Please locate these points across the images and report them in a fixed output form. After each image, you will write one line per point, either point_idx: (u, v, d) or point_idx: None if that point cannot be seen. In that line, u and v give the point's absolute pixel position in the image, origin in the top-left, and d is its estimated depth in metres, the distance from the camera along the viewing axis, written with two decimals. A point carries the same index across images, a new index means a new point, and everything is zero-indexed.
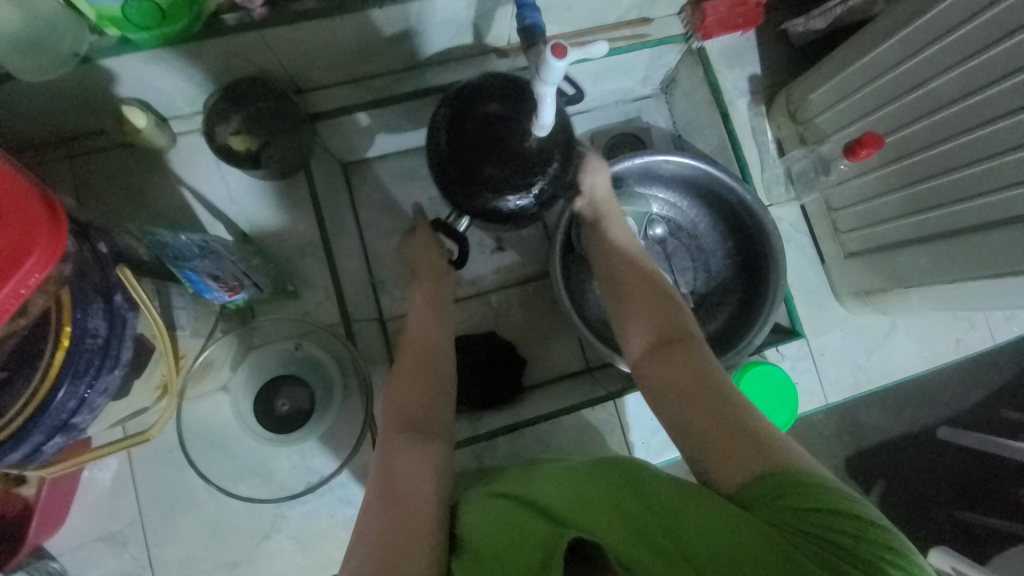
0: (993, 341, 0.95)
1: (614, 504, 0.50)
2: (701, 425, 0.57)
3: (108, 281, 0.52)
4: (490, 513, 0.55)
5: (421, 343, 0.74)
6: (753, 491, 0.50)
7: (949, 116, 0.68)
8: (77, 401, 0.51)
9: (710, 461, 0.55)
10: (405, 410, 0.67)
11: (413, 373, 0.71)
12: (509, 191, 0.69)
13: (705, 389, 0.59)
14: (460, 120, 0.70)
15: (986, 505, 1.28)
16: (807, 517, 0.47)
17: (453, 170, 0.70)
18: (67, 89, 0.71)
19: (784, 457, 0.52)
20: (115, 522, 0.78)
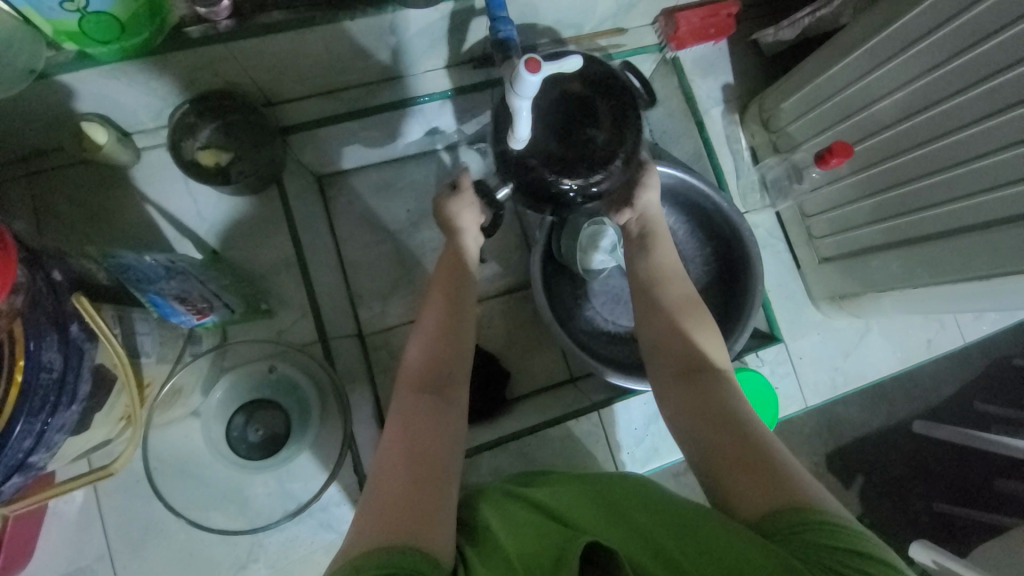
0: (963, 340, 0.98)
1: (627, 521, 0.49)
2: (723, 457, 0.56)
3: (63, 311, 0.50)
4: (503, 519, 0.51)
5: (434, 325, 0.67)
6: (770, 524, 0.49)
7: (916, 125, 0.70)
8: (34, 439, 0.48)
9: (731, 493, 0.54)
10: (419, 400, 0.60)
11: (432, 361, 0.64)
12: (569, 174, 0.64)
13: (728, 422, 0.59)
14: (549, 90, 0.66)
15: (960, 497, 1.31)
16: (828, 553, 0.44)
17: (522, 133, 0.65)
18: (22, 105, 0.67)
19: (805, 495, 0.50)
20: (81, 558, 0.74)
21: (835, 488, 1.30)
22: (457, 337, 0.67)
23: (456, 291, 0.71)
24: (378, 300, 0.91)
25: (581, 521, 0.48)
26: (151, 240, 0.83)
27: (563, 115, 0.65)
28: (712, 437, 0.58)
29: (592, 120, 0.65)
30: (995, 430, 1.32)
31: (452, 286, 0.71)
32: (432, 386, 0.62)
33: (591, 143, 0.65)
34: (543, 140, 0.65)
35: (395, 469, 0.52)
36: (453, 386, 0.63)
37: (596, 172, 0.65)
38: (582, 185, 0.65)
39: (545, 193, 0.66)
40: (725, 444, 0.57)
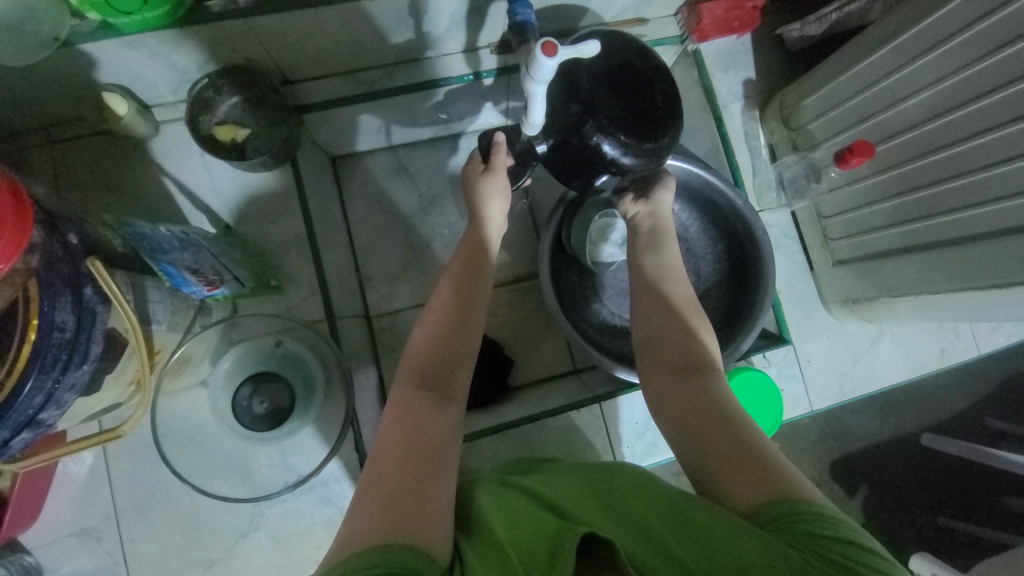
0: (978, 351, 0.95)
1: (620, 514, 0.48)
2: (713, 452, 0.56)
3: (77, 273, 0.51)
4: (495, 507, 0.52)
5: (439, 312, 0.68)
6: (764, 515, 0.48)
7: (941, 127, 0.68)
8: (44, 397, 0.49)
9: (721, 487, 0.53)
10: (420, 390, 0.60)
11: (432, 346, 0.64)
12: (619, 137, 0.65)
13: (720, 419, 0.58)
14: (614, 59, 0.67)
15: (966, 511, 1.29)
16: (818, 543, 0.44)
17: (584, 86, 0.66)
18: (46, 73, 0.69)
19: (795, 487, 0.50)
20: (90, 517, 0.76)
21: (838, 496, 1.28)
22: (464, 324, 0.67)
23: (463, 278, 0.70)
24: (385, 283, 0.92)
25: (572, 510, 0.49)
26: (167, 212, 0.84)
27: (624, 83, 0.67)
28: (703, 434, 0.58)
29: (652, 96, 0.67)
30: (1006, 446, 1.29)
31: (458, 273, 0.71)
32: (434, 375, 0.62)
33: (645, 117, 0.67)
34: (602, 98, 0.66)
35: (393, 458, 0.53)
36: (454, 373, 0.63)
37: (642, 144, 0.66)
38: (625, 153, 0.66)
39: (588, 148, 0.66)
40: (716, 439, 0.57)
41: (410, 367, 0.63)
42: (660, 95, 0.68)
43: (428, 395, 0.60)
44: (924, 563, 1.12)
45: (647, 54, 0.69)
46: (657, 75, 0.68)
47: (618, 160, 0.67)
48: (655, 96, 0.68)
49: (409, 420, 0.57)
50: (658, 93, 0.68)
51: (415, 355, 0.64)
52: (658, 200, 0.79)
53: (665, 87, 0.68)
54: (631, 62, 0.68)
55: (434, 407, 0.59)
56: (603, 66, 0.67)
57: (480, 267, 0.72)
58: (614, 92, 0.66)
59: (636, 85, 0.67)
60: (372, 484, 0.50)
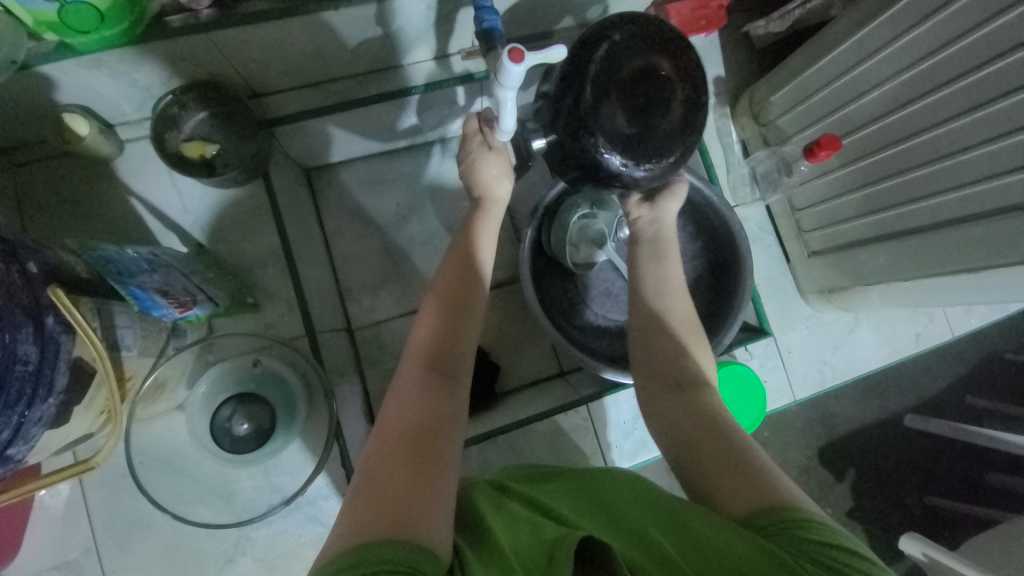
0: (952, 333, 0.98)
1: (615, 521, 0.48)
2: (707, 458, 0.56)
3: (38, 303, 0.49)
4: (487, 518, 0.51)
5: (439, 305, 0.65)
6: (757, 522, 0.49)
7: (907, 116, 0.69)
8: (10, 433, 0.47)
9: (713, 490, 0.54)
10: (422, 385, 0.58)
11: (429, 345, 0.63)
12: (621, 154, 0.57)
13: (715, 431, 0.59)
14: (629, 51, 0.56)
15: (950, 489, 1.33)
16: (811, 548, 0.45)
17: (588, 91, 0.56)
18: (2, 96, 0.67)
19: (788, 494, 0.51)
20: (68, 551, 0.74)
21: (828, 482, 1.30)
22: (462, 327, 0.65)
23: (458, 274, 0.68)
24: (366, 295, 0.92)
25: (570, 516, 0.48)
26: (136, 233, 0.82)
27: (637, 85, 0.56)
28: (696, 441, 0.59)
29: (669, 103, 0.57)
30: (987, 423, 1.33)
31: (453, 269, 0.69)
32: (441, 364, 0.61)
33: (657, 130, 0.58)
34: (608, 105, 0.56)
35: (386, 470, 0.50)
36: (457, 367, 0.62)
37: (649, 161, 0.58)
38: (629, 169, 0.58)
39: (586, 163, 0.59)
40: (710, 446, 0.57)
41: (410, 361, 0.62)
42: (679, 100, 0.57)
43: (434, 388, 0.58)
44: (912, 542, 1.15)
45: (673, 43, 0.57)
46: (681, 75, 0.57)
47: (621, 177, 0.59)
48: (673, 100, 0.57)
49: (412, 416, 0.55)
50: (676, 99, 0.57)
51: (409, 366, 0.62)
52: (664, 208, 0.77)
53: (688, 93, 0.58)
54: (650, 56, 0.56)
55: (444, 401, 0.57)
56: (616, 62, 0.56)
57: (475, 261, 0.70)
58: (624, 98, 0.56)
59: (653, 89, 0.57)
60: (371, 482, 0.49)
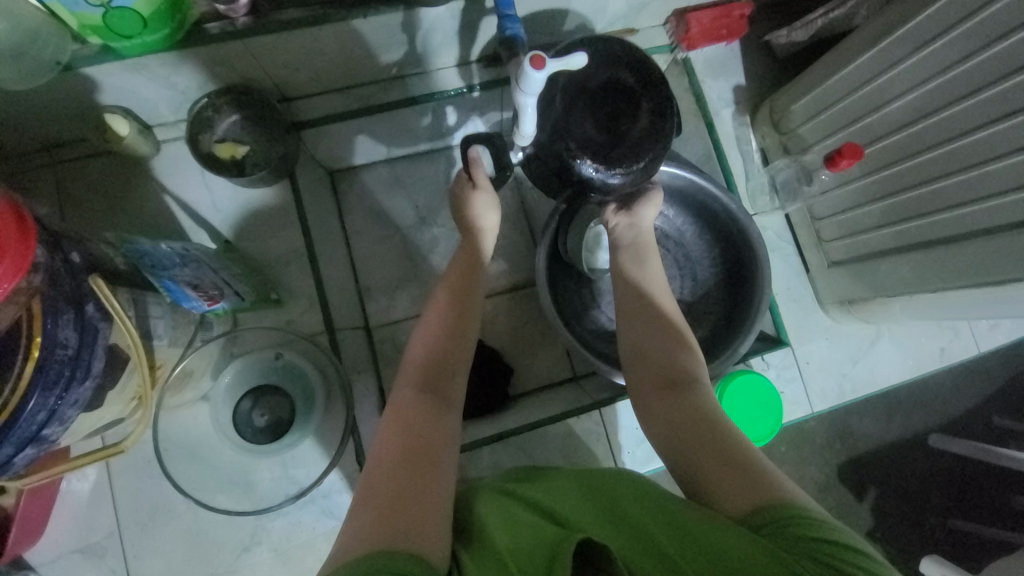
0: (978, 349, 0.95)
1: (615, 522, 0.48)
2: (704, 459, 0.56)
3: (80, 290, 0.51)
4: (491, 515, 0.52)
5: (435, 324, 0.68)
6: (755, 519, 0.48)
7: (931, 126, 0.69)
8: (47, 413, 0.50)
9: (711, 490, 0.54)
10: (417, 399, 0.60)
11: (423, 361, 0.65)
12: (592, 158, 0.70)
13: (710, 429, 0.59)
14: (596, 73, 0.70)
15: (977, 512, 1.28)
16: (809, 545, 0.44)
17: (562, 104, 0.70)
18: (50, 96, 0.71)
19: (785, 491, 0.51)
20: (93, 533, 0.76)
21: (846, 499, 1.27)
22: (460, 330, 0.68)
23: (454, 291, 0.71)
24: (385, 294, 0.92)
25: (570, 518, 0.49)
26: (167, 229, 0.85)
27: (604, 100, 0.70)
28: (693, 441, 0.58)
29: (632, 116, 0.70)
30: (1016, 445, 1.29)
31: (451, 285, 0.72)
32: (433, 378, 0.63)
33: (623, 139, 0.70)
34: (579, 117, 0.70)
35: (386, 471, 0.52)
36: (450, 384, 0.64)
37: (619, 165, 0.70)
38: (601, 172, 0.70)
39: (564, 169, 0.71)
40: (707, 446, 0.57)
41: (405, 379, 0.64)
42: (643, 112, 0.70)
43: (428, 404, 0.60)
44: (935, 565, 1.11)
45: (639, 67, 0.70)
46: (644, 91, 0.70)
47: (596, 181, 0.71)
48: (637, 112, 0.70)
49: (406, 427, 0.57)
50: (640, 112, 0.70)
51: (409, 370, 0.65)
52: (639, 213, 0.80)
53: (652, 105, 0.70)
54: (616, 76, 0.70)
55: (437, 416, 0.59)
56: (587, 83, 0.70)
57: (476, 275, 0.73)
58: (592, 112, 0.70)
59: (618, 105, 0.70)
60: (369, 492, 0.50)
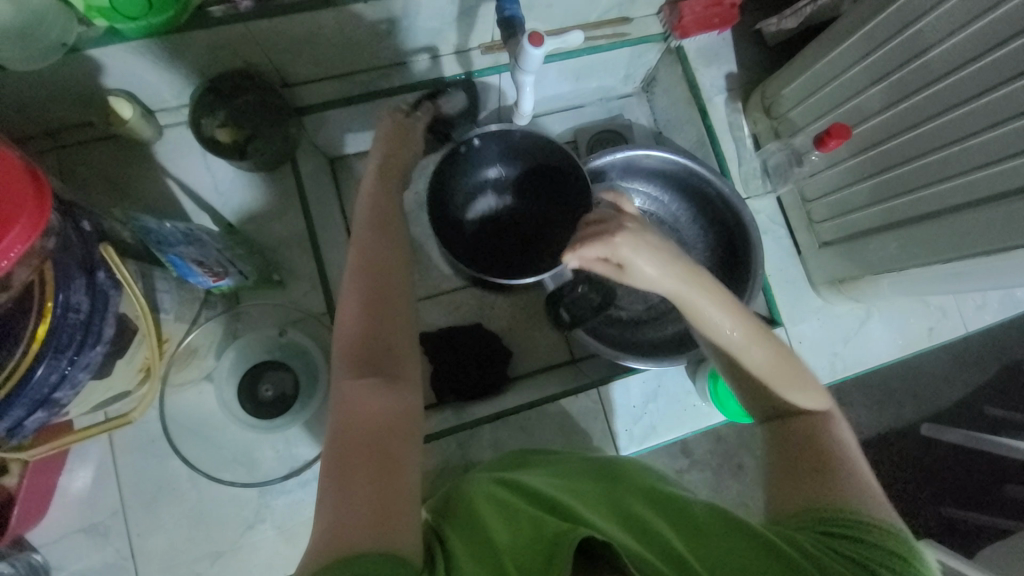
0: (964, 329, 0.98)
1: (619, 513, 0.51)
2: (811, 475, 0.55)
3: (91, 258, 0.52)
4: (492, 502, 0.55)
5: (355, 321, 0.57)
6: (800, 519, 0.53)
7: (917, 104, 0.71)
8: (59, 376, 0.51)
9: (809, 505, 0.53)
10: (367, 383, 0.53)
11: (360, 339, 0.56)
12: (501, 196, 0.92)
13: (820, 450, 0.57)
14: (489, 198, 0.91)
15: (968, 499, 1.31)
16: (855, 540, 0.49)
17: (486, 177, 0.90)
18: (54, 79, 0.71)
19: (852, 496, 0.52)
20: (97, 513, 0.77)
21: None
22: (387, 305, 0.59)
23: (367, 256, 0.62)
24: None
25: (577, 511, 0.50)
26: (170, 212, 0.86)
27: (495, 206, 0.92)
28: (797, 459, 0.57)
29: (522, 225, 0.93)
30: (1007, 433, 1.31)
31: (364, 249, 0.62)
32: (378, 360, 0.56)
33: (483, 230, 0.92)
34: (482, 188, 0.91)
35: (362, 468, 0.47)
36: (399, 355, 0.57)
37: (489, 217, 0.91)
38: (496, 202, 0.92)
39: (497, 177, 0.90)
40: (819, 465, 0.56)
41: (342, 362, 0.55)
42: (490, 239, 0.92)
43: (377, 384, 0.53)
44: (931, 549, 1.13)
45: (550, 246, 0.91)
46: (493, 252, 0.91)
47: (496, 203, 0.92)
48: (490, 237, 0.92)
49: (367, 411, 0.51)
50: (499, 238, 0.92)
51: (350, 357, 0.55)
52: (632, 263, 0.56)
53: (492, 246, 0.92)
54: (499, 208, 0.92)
55: (392, 395, 0.53)
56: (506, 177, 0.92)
57: (391, 232, 0.65)
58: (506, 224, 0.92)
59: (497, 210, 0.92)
60: (348, 503, 0.45)
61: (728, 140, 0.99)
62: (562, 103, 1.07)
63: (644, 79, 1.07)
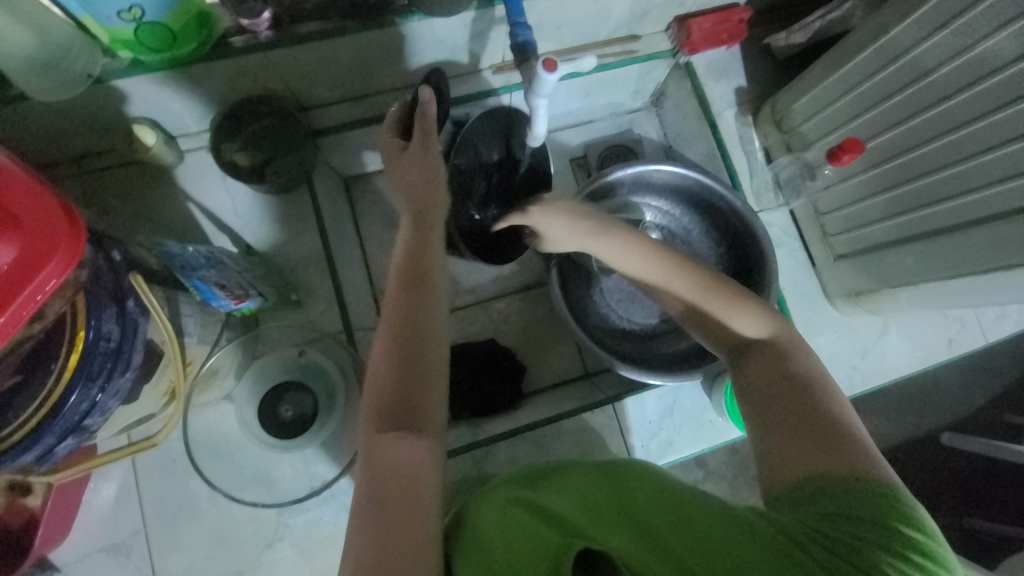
0: (985, 340, 0.97)
1: (621, 520, 0.52)
2: (789, 424, 0.55)
3: (121, 287, 0.53)
4: (508, 535, 0.53)
5: (382, 360, 0.56)
6: (792, 494, 0.51)
7: (931, 118, 0.71)
8: (90, 404, 0.51)
9: (798, 463, 0.52)
10: (390, 438, 0.52)
11: (384, 395, 0.55)
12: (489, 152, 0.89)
13: (803, 385, 0.56)
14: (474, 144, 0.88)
15: (992, 512, 1.28)
16: (844, 504, 0.48)
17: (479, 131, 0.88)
18: (80, 108, 0.73)
19: (853, 456, 0.50)
20: (119, 532, 0.78)
21: None
22: (417, 345, 0.57)
23: (399, 312, 0.58)
24: None
25: (569, 517, 0.52)
26: (191, 234, 0.88)
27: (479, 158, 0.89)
28: (782, 401, 0.56)
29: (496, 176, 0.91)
30: None
31: (395, 302, 0.59)
32: (404, 413, 0.54)
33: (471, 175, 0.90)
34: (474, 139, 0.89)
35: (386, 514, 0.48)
36: (423, 406, 0.55)
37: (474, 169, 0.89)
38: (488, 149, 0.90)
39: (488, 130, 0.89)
40: (800, 402, 0.55)
41: (367, 418, 0.54)
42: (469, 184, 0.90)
43: (398, 438, 0.52)
44: None
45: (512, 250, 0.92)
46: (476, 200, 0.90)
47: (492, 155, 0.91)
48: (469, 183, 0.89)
49: (396, 463, 0.51)
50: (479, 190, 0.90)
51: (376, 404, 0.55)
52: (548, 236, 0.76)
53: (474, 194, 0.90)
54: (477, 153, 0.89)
55: (417, 448, 0.52)
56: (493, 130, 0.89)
57: (427, 287, 0.61)
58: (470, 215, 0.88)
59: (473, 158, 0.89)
60: (361, 555, 0.47)
61: (739, 153, 0.99)
62: (573, 119, 1.08)
63: (653, 93, 1.07)
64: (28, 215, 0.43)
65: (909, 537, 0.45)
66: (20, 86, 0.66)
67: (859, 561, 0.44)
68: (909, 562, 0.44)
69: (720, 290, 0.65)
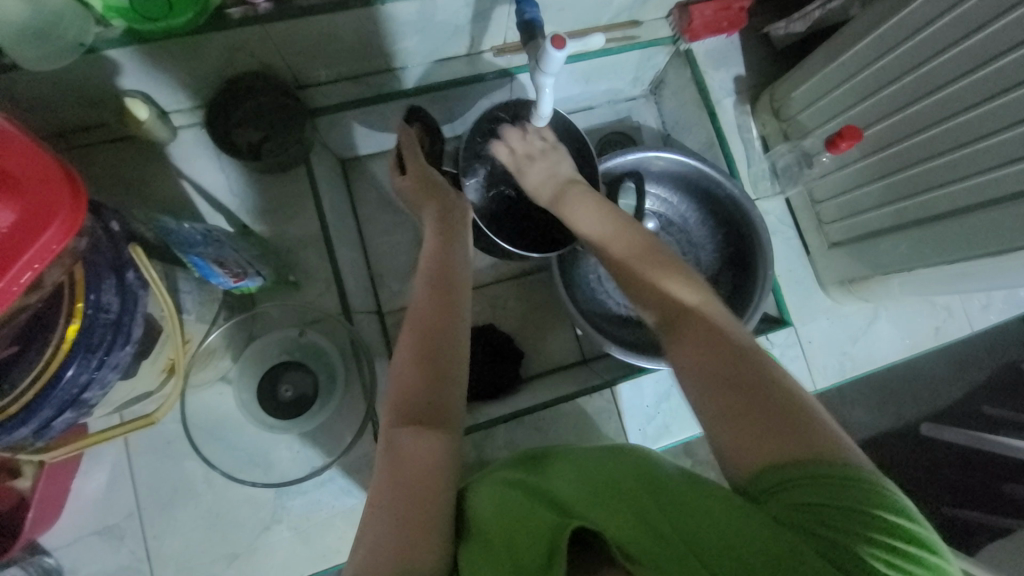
0: (969, 328, 1.00)
1: (615, 497, 0.50)
2: (738, 408, 0.53)
3: (121, 257, 0.52)
4: (499, 501, 0.54)
5: (407, 356, 0.58)
6: (759, 485, 0.49)
7: (928, 106, 0.72)
8: (88, 378, 0.50)
9: (751, 453, 0.51)
10: (408, 432, 0.53)
11: (408, 392, 0.56)
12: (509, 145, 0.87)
13: (748, 366, 0.55)
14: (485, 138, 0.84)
15: (968, 500, 1.32)
16: (808, 490, 0.46)
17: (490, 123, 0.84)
18: (70, 80, 0.71)
19: (814, 439, 0.49)
20: (112, 515, 0.76)
21: None
22: (443, 346, 0.58)
23: (426, 316, 0.60)
24: (397, 281, 0.95)
25: (561, 494, 0.52)
26: (185, 214, 0.86)
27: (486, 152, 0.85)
28: (731, 386, 0.54)
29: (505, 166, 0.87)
30: (1006, 434, 1.33)
31: (422, 308, 0.61)
32: (427, 416, 0.54)
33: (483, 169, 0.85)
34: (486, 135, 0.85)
35: (399, 497, 0.49)
36: (444, 403, 0.56)
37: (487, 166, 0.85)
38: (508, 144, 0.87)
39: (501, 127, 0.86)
40: (747, 382, 0.54)
41: (388, 415, 0.55)
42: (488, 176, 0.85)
43: (417, 432, 0.53)
44: None
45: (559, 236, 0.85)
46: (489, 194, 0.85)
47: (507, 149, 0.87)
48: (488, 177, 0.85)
49: (415, 458, 0.51)
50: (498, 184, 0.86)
51: (395, 402, 0.56)
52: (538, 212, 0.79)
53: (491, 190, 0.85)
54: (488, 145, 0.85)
55: (437, 445, 0.53)
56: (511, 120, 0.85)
57: (453, 293, 0.63)
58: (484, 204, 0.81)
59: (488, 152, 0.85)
60: (377, 545, 0.46)
61: (738, 141, 1.00)
62: (573, 105, 1.08)
63: (653, 81, 1.07)
64: (26, 179, 0.42)
65: (886, 520, 0.44)
66: (6, 53, 0.64)
67: (842, 547, 0.43)
68: (890, 547, 0.43)
69: (655, 264, 0.68)
